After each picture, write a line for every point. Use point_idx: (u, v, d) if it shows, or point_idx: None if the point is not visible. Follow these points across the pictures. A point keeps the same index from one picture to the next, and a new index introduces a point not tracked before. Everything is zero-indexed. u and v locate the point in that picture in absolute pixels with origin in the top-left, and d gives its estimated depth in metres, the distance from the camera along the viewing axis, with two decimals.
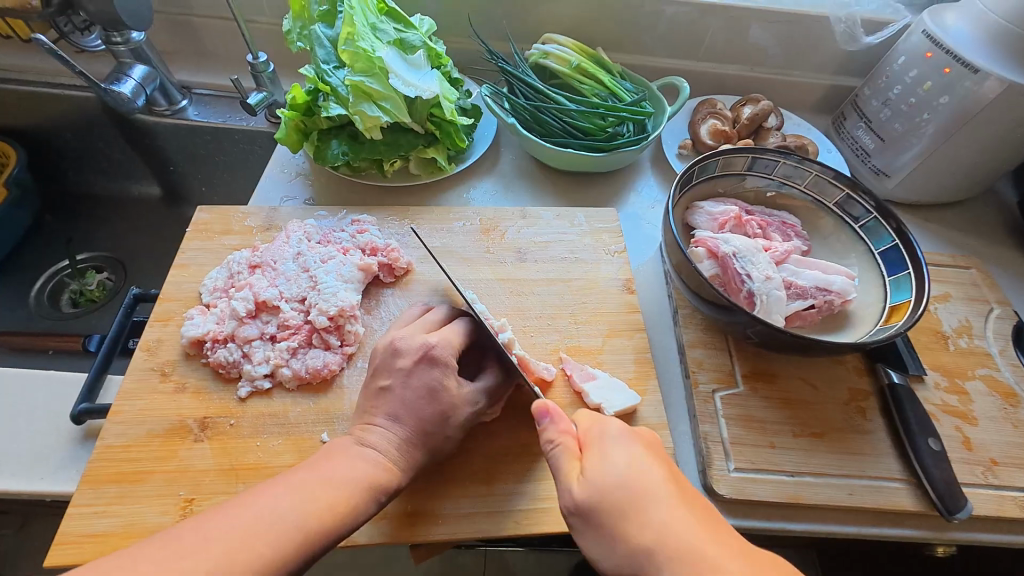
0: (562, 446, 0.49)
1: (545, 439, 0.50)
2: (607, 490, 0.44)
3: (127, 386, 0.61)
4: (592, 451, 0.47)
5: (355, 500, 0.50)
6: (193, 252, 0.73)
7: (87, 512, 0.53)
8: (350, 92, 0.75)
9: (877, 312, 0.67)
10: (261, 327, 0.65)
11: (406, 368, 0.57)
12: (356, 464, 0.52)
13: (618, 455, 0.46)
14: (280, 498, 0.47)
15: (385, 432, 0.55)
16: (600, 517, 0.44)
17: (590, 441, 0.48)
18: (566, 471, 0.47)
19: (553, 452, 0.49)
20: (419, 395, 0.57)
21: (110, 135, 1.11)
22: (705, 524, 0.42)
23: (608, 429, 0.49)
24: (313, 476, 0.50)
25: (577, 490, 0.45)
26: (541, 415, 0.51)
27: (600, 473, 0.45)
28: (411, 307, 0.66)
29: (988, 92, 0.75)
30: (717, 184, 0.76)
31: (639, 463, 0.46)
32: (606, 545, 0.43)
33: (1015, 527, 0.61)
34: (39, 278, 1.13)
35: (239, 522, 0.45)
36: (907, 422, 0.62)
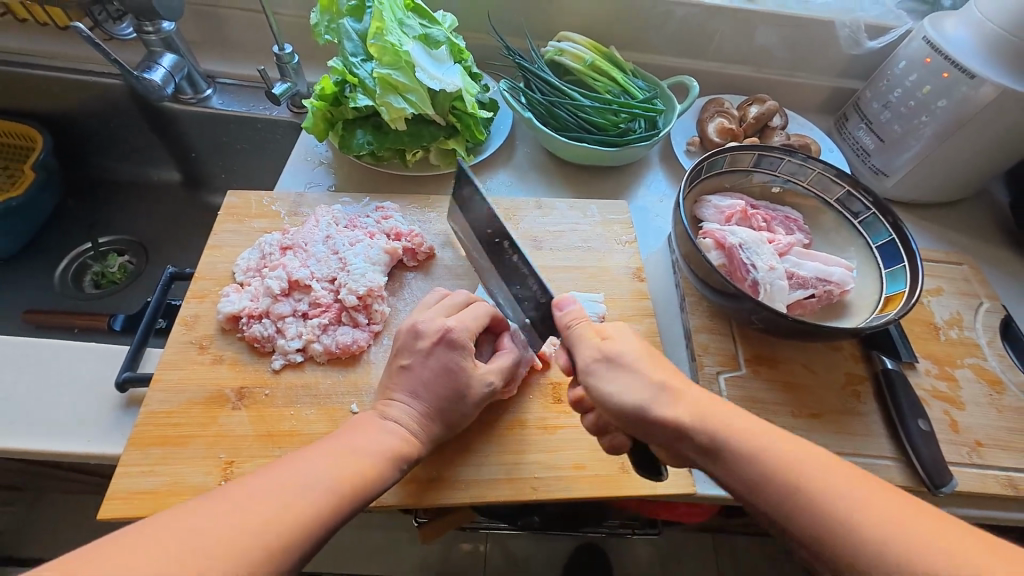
0: (582, 322, 0.58)
1: (564, 321, 0.59)
2: (619, 356, 0.54)
3: (168, 357, 0.65)
4: (611, 325, 0.57)
5: (385, 464, 0.54)
6: (225, 233, 0.76)
7: (135, 471, 0.57)
8: (378, 84, 0.78)
9: (874, 301, 0.72)
10: (294, 305, 0.69)
11: (425, 350, 0.60)
12: (384, 432, 0.56)
13: (629, 329, 0.57)
14: (317, 460, 0.50)
15: (406, 407, 0.58)
16: (619, 367, 0.53)
17: (605, 322, 0.58)
18: (585, 336, 0.56)
19: (572, 328, 0.58)
20: (438, 374, 0.60)
21: (135, 122, 1.14)
22: (696, 389, 0.52)
23: (621, 315, 0.59)
24: (346, 443, 0.53)
25: (601, 346, 0.55)
26: (565, 303, 0.60)
27: (619, 341, 0.55)
28: (431, 292, 0.68)
29: (984, 97, 0.79)
30: (724, 180, 0.80)
31: (652, 341, 0.56)
32: (624, 385, 0.52)
33: (997, 503, 0.66)
34: (62, 259, 1.16)
35: (284, 479, 0.47)
36: (900, 405, 0.67)
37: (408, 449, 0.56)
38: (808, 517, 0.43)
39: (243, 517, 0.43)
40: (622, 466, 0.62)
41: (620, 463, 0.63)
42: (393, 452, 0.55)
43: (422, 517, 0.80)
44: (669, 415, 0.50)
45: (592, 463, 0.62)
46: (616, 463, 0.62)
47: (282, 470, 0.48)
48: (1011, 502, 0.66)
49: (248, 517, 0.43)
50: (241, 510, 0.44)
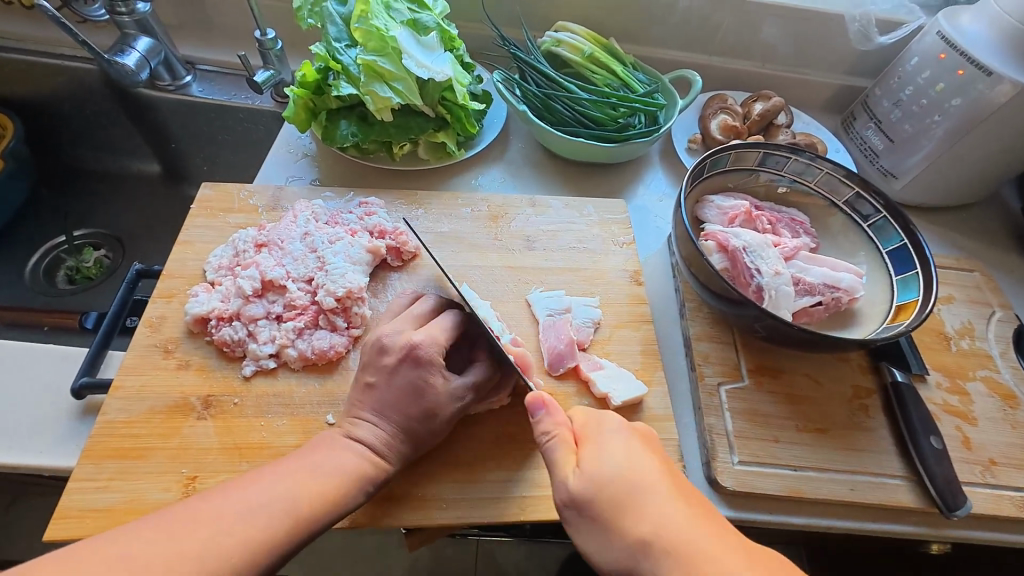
0: (557, 438, 0.49)
1: (540, 431, 0.50)
2: (591, 495, 0.44)
3: (128, 361, 0.60)
4: (587, 444, 0.48)
5: (344, 489, 0.50)
6: (197, 228, 0.71)
7: (88, 486, 0.52)
8: (363, 71, 0.74)
9: (884, 310, 0.68)
10: (267, 307, 0.64)
11: (390, 367, 0.56)
12: (345, 455, 0.52)
13: (612, 448, 0.47)
14: (266, 486, 0.47)
15: (373, 428, 0.54)
16: (596, 510, 0.44)
17: (585, 434, 0.49)
18: (560, 463, 0.48)
19: (547, 443, 0.49)
20: (404, 393, 0.55)
21: (110, 109, 1.09)
22: (702, 524, 0.42)
23: (605, 424, 0.49)
24: (304, 464, 0.50)
25: (572, 481, 0.46)
26: (537, 406, 0.51)
27: (594, 468, 0.46)
28: (401, 296, 0.65)
29: (1000, 96, 0.76)
30: (727, 179, 0.76)
31: (637, 461, 0.46)
32: (603, 549, 0.43)
33: (1011, 526, 0.62)
34: (34, 253, 1.11)
35: (225, 506, 0.45)
36: (910, 421, 0.63)
37: (373, 473, 0.52)
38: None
39: (175, 546, 0.42)
40: None
41: None
42: (353, 477, 0.51)
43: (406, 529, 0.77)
44: None
45: None
46: None
47: (228, 494, 0.46)
48: None
49: (179, 547, 0.42)
50: (177, 539, 0.42)
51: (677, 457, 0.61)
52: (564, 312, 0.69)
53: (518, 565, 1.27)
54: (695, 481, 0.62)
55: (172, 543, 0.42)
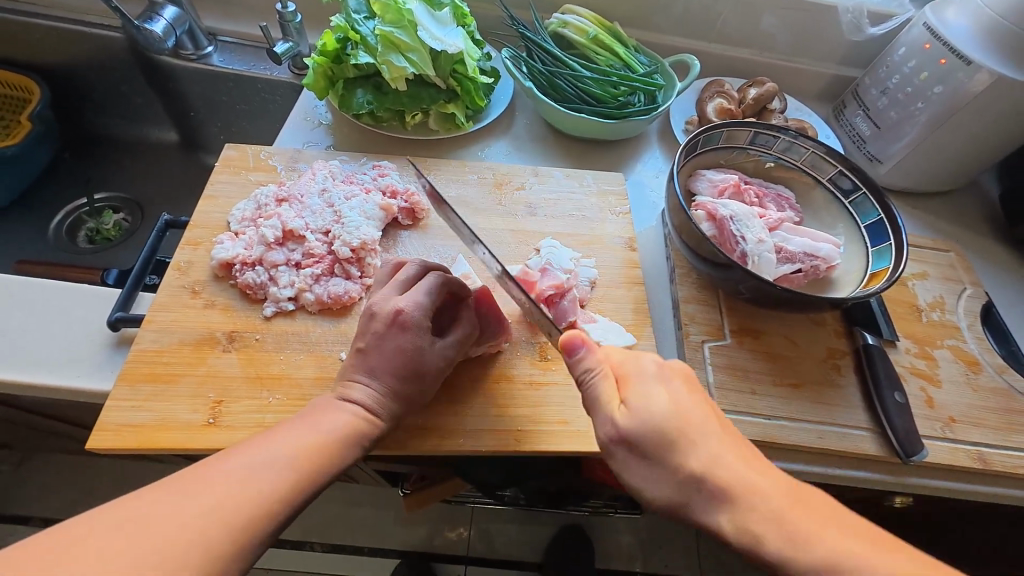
0: (599, 377, 0.50)
1: (582, 370, 0.51)
2: (645, 420, 0.47)
3: (159, 299, 0.65)
4: (633, 382, 0.49)
5: (341, 446, 0.54)
6: (222, 184, 0.76)
7: (124, 406, 0.58)
8: (379, 42, 0.79)
9: (859, 277, 0.73)
10: (287, 255, 0.70)
11: (379, 331, 0.60)
12: (338, 416, 0.55)
13: (657, 391, 0.48)
14: (269, 448, 0.50)
15: (366, 388, 0.58)
16: (642, 444, 0.46)
17: (627, 373, 0.50)
18: (606, 398, 0.49)
19: (592, 380, 0.50)
20: (393, 355, 0.59)
21: (133, 78, 1.13)
22: (734, 473, 0.45)
23: (645, 365, 0.50)
24: (298, 429, 0.53)
25: (621, 419, 0.48)
26: (576, 346, 0.51)
27: (644, 406, 0.47)
28: (385, 264, 0.68)
29: (978, 84, 0.81)
30: (719, 155, 0.81)
31: (682, 400, 0.48)
32: (651, 477, 0.47)
33: (966, 477, 0.68)
34: (58, 213, 1.16)
35: (231, 467, 0.47)
36: (877, 378, 0.68)
37: (366, 429, 0.56)
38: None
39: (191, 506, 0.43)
40: None
41: None
42: (347, 435, 0.55)
43: (406, 489, 0.91)
44: (706, 521, 0.44)
45: (574, 419, 0.64)
46: None
47: (240, 453, 0.49)
48: (980, 476, 0.68)
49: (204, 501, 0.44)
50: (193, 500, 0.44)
51: None
52: (564, 274, 0.72)
53: (512, 538, 1.35)
54: None
55: (190, 501, 0.44)
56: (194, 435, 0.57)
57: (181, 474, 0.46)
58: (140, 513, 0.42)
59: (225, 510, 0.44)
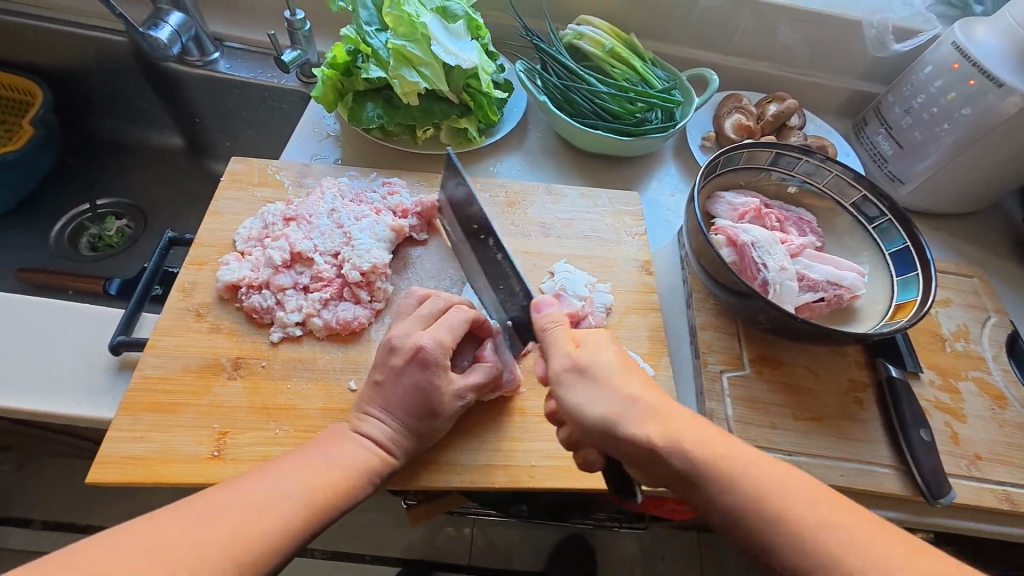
0: (560, 327, 0.55)
1: (543, 320, 0.56)
2: (596, 367, 0.52)
3: (162, 322, 0.63)
4: (581, 331, 0.55)
5: (355, 480, 0.53)
6: (228, 200, 0.74)
7: (126, 436, 0.56)
8: (391, 55, 0.76)
9: (884, 308, 0.71)
10: (295, 277, 0.68)
11: (398, 368, 0.58)
12: (354, 449, 0.54)
13: (606, 340, 0.54)
14: (287, 478, 0.50)
15: (380, 425, 0.57)
16: (590, 404, 0.50)
17: (579, 328, 0.56)
18: (562, 343, 0.54)
19: (551, 328, 0.55)
20: (409, 394, 0.57)
21: (137, 82, 1.11)
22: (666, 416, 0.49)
23: (597, 348, 0.54)
24: (313, 459, 0.52)
25: (575, 358, 0.52)
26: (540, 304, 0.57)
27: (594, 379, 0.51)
28: (407, 295, 0.64)
29: (1010, 107, 0.78)
30: (739, 177, 0.79)
31: (630, 380, 0.51)
32: (592, 401, 0.50)
33: (991, 517, 0.66)
34: (60, 219, 1.14)
35: (245, 495, 0.47)
36: (902, 414, 0.66)
37: (381, 466, 0.55)
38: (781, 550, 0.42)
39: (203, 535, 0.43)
40: None
41: None
42: (363, 468, 0.54)
43: (410, 501, 0.87)
44: (632, 434, 0.48)
45: None
46: None
47: (260, 481, 0.49)
48: (1006, 516, 0.66)
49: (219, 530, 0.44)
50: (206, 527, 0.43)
51: None
52: (580, 305, 0.70)
53: (512, 543, 1.33)
54: None
55: (203, 530, 0.43)
56: (197, 469, 0.55)
57: (196, 498, 0.46)
58: (152, 539, 0.42)
59: (234, 544, 0.43)
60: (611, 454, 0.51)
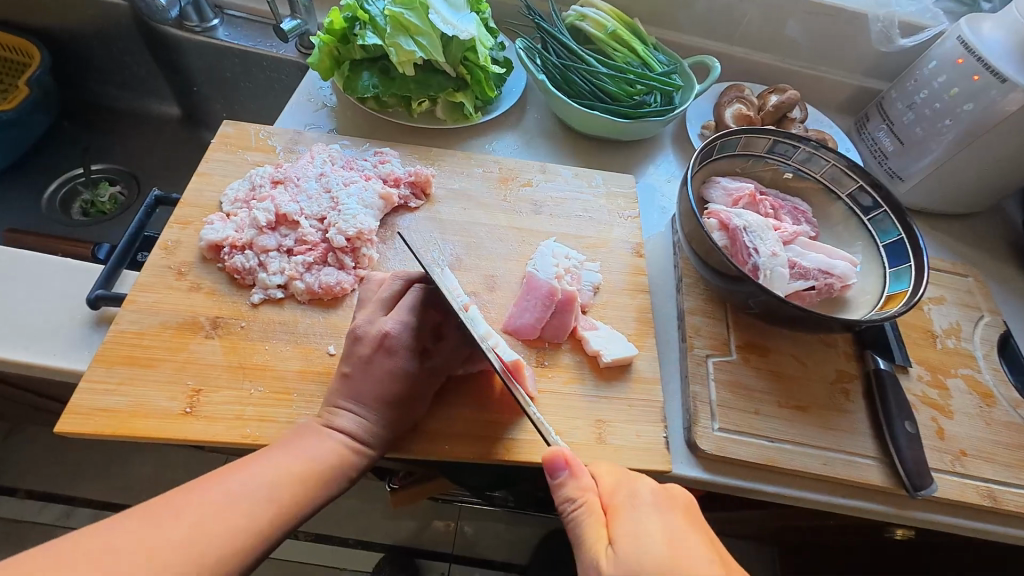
0: (582, 509, 0.47)
1: (563, 497, 0.48)
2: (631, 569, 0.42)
3: (143, 279, 0.62)
4: (619, 519, 0.45)
5: (324, 474, 0.51)
6: (216, 162, 0.73)
7: (98, 388, 0.55)
8: (388, 23, 0.75)
9: (874, 298, 0.70)
10: (279, 240, 0.67)
11: (364, 357, 0.57)
12: (323, 442, 0.52)
13: (649, 531, 0.44)
14: (250, 473, 0.48)
15: (354, 416, 0.54)
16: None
17: (616, 506, 0.46)
18: (591, 537, 0.45)
19: (573, 514, 0.47)
20: (380, 382, 0.56)
21: (136, 48, 1.10)
22: None
23: (638, 493, 0.47)
24: (281, 454, 0.50)
25: (606, 565, 0.43)
26: (558, 467, 0.48)
27: (633, 551, 0.43)
28: (370, 281, 0.64)
29: (1011, 104, 0.77)
30: (735, 162, 0.78)
31: (679, 540, 0.43)
32: None
33: (973, 514, 0.65)
34: (53, 182, 1.13)
35: (209, 496, 0.46)
36: (888, 405, 0.65)
37: (352, 461, 0.53)
38: None
39: (171, 533, 0.43)
40: (598, 435, 0.61)
41: (595, 434, 0.61)
42: (333, 461, 0.52)
43: (395, 484, 0.88)
44: None
45: (568, 429, 0.61)
46: (592, 434, 0.61)
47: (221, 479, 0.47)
48: (988, 513, 0.65)
49: (180, 531, 0.43)
50: (176, 526, 0.43)
51: (660, 418, 0.63)
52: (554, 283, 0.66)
53: (499, 534, 1.33)
54: (675, 442, 0.64)
55: (171, 528, 0.43)
56: (168, 424, 0.54)
57: (161, 498, 0.45)
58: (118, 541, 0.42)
59: (196, 543, 0.43)
60: None
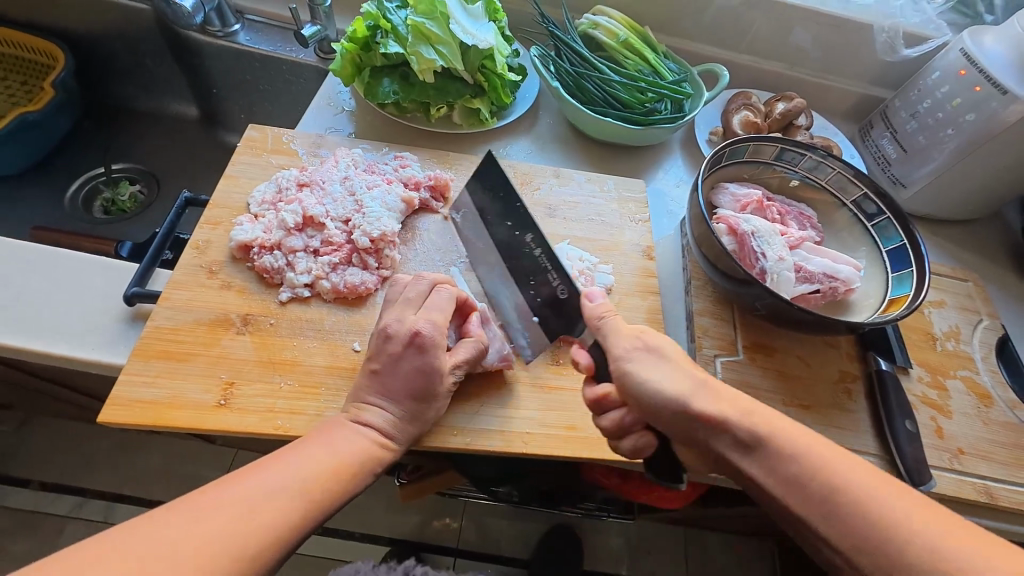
0: (612, 315, 0.59)
1: (596, 312, 0.59)
2: (657, 351, 0.56)
3: (176, 277, 0.65)
4: (638, 323, 0.59)
5: (355, 468, 0.54)
6: (243, 164, 0.76)
7: (136, 381, 0.58)
8: (410, 32, 0.78)
9: (877, 302, 0.73)
10: (306, 241, 0.70)
11: (395, 354, 0.59)
12: (353, 437, 0.55)
13: (661, 332, 0.58)
14: (286, 467, 0.50)
15: (382, 412, 0.57)
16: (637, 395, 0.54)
17: (633, 319, 0.60)
18: (616, 330, 0.58)
19: (604, 320, 0.58)
20: (410, 378, 0.58)
21: (159, 52, 1.13)
22: (727, 397, 0.53)
23: (618, 331, 0.57)
24: (314, 449, 0.53)
25: (633, 346, 0.56)
26: (592, 295, 0.60)
27: (635, 367, 0.55)
28: (397, 280, 0.66)
29: (1012, 115, 0.80)
30: (743, 169, 0.81)
31: (681, 343, 0.58)
32: (663, 385, 0.54)
33: (968, 509, 0.68)
34: (74, 180, 1.16)
35: (249, 489, 0.47)
36: (889, 405, 0.68)
37: (380, 454, 0.56)
38: (838, 519, 0.45)
39: (209, 528, 0.43)
40: None
41: None
42: (364, 456, 0.54)
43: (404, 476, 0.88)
44: (703, 412, 0.52)
45: (582, 425, 0.63)
46: None
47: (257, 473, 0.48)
48: (983, 509, 0.68)
49: (223, 521, 0.44)
50: (212, 520, 0.44)
51: None
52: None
53: (504, 529, 1.36)
54: None
55: (213, 520, 0.44)
56: (204, 416, 0.57)
57: (197, 493, 0.46)
58: (163, 533, 0.42)
59: (240, 532, 0.44)
60: (667, 430, 0.55)
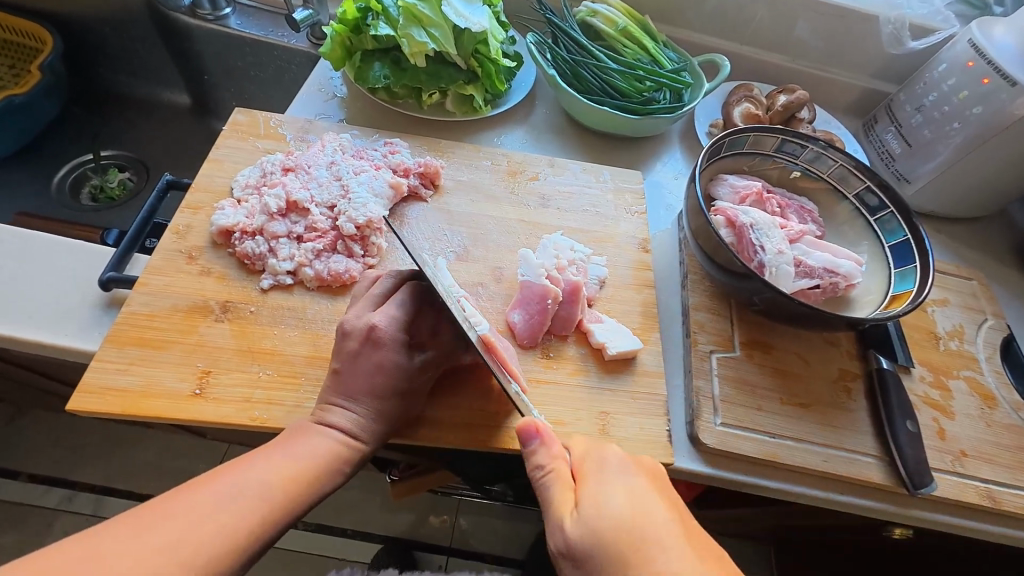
0: (550, 473, 0.48)
1: (534, 464, 0.49)
2: (594, 530, 0.44)
3: (153, 263, 0.63)
4: (587, 483, 0.47)
5: (319, 471, 0.51)
6: (227, 148, 0.74)
7: (108, 368, 0.56)
8: (401, 14, 0.76)
9: (880, 298, 0.70)
10: (289, 227, 0.68)
11: (352, 351, 0.56)
12: (317, 439, 0.52)
13: (614, 491, 0.46)
14: (245, 475, 0.48)
15: (346, 412, 0.54)
16: (591, 559, 0.44)
17: (584, 471, 0.48)
18: (557, 499, 0.47)
19: (543, 479, 0.49)
20: (369, 375, 0.56)
21: (149, 38, 1.11)
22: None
23: (605, 459, 0.49)
24: (277, 454, 0.51)
25: (570, 526, 0.45)
26: (531, 436, 0.50)
27: (594, 515, 0.45)
28: (364, 276, 0.64)
29: (1020, 108, 0.77)
30: (742, 161, 0.78)
31: (644, 505, 0.45)
32: None
33: (971, 514, 0.65)
34: (62, 167, 1.14)
35: (205, 498, 0.46)
36: (890, 404, 0.66)
37: (347, 455, 0.53)
38: None
39: (156, 538, 0.43)
40: (602, 427, 0.61)
41: (599, 425, 0.62)
42: (329, 458, 0.52)
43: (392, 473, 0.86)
44: None
45: (571, 421, 0.61)
46: (595, 425, 0.61)
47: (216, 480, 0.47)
48: (986, 514, 0.65)
49: (178, 532, 0.44)
50: (164, 530, 0.43)
51: (663, 411, 0.64)
52: (548, 283, 0.65)
53: (495, 530, 1.33)
54: (677, 435, 0.65)
55: (167, 531, 0.43)
56: (178, 405, 0.55)
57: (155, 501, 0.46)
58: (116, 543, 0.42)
59: (193, 543, 0.44)
60: None
